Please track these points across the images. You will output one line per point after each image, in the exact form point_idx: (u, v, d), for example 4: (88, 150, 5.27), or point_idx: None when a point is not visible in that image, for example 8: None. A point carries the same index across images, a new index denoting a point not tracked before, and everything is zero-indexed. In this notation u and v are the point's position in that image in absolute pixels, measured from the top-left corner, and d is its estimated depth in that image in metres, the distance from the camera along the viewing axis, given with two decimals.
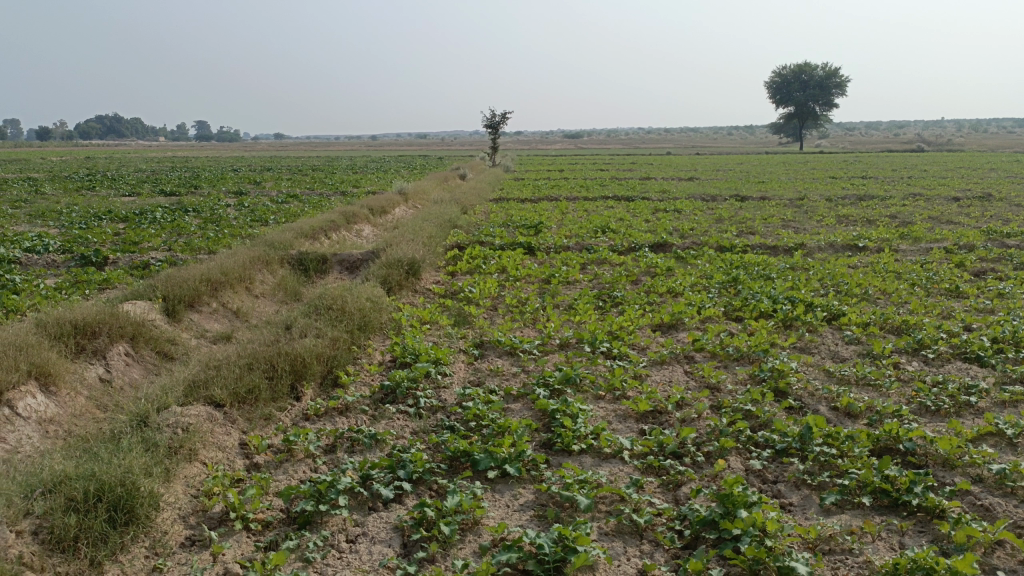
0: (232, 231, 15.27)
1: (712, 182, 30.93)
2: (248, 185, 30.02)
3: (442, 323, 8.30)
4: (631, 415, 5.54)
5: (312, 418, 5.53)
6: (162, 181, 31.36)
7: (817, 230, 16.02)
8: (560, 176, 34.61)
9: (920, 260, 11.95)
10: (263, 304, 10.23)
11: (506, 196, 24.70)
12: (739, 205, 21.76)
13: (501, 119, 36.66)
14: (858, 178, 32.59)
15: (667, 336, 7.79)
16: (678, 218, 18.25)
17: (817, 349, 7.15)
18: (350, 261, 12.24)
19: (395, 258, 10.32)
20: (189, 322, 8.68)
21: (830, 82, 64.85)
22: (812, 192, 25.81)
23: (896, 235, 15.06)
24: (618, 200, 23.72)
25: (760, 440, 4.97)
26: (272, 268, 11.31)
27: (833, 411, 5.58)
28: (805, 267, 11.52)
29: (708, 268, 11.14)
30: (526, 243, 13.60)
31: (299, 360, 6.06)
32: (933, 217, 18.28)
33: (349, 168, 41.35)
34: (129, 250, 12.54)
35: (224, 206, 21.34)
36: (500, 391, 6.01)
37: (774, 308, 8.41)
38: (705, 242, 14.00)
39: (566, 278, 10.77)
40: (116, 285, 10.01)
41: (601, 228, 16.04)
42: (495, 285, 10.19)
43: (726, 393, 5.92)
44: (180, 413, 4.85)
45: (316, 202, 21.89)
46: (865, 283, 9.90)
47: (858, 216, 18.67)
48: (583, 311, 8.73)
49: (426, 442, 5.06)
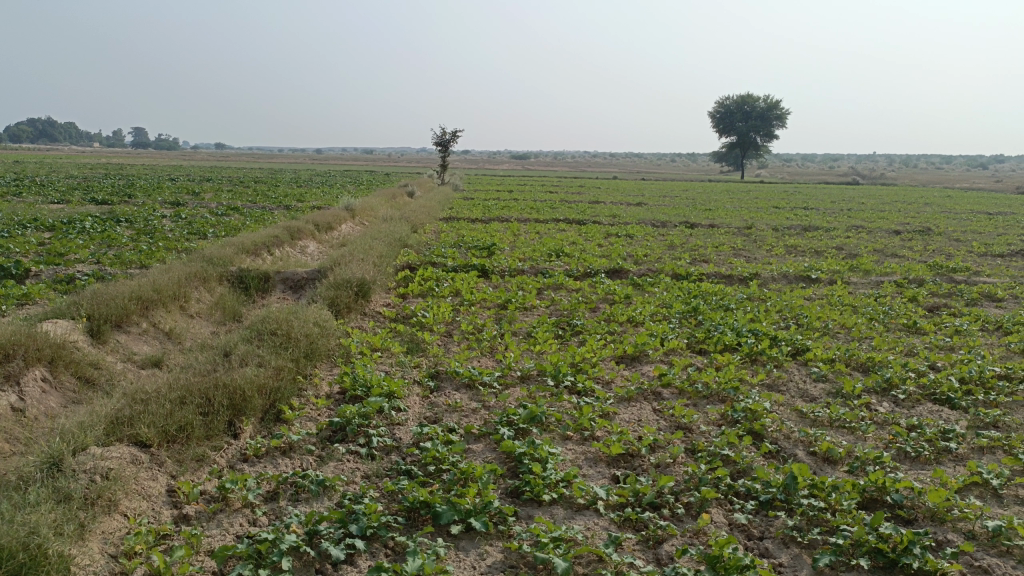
0: (168, 244, 14.46)
1: (660, 208, 31.12)
2: (187, 195, 28.92)
3: (394, 351, 7.81)
4: (602, 458, 5.15)
5: (251, 459, 4.98)
6: (94, 189, 29.98)
7: (768, 260, 16.04)
8: (509, 197, 34.37)
9: (873, 294, 11.95)
10: (198, 324, 9.55)
11: (456, 216, 24.30)
12: (689, 232, 21.81)
13: (451, 138, 36.34)
14: (801, 209, 33.23)
15: (631, 369, 7.46)
16: (631, 244, 18.12)
17: (786, 386, 6.91)
18: (294, 280, 11.62)
19: (343, 279, 9.77)
20: (116, 344, 7.99)
21: (772, 114, 66.52)
22: (759, 221, 26.11)
23: (845, 267, 15.15)
24: (568, 223, 23.54)
25: (742, 490, 4.65)
26: (209, 286, 10.62)
27: (813, 456, 5.31)
28: (762, 298, 11.40)
29: (667, 297, 10.90)
30: (479, 266, 13.19)
31: (238, 393, 5.51)
32: (877, 250, 18.59)
33: (293, 182, 40.40)
34: (54, 262, 11.66)
35: (159, 217, 20.35)
36: (460, 429, 5.57)
37: (738, 341, 8.17)
38: (660, 269, 13.82)
39: (523, 304, 10.39)
40: (36, 301, 9.21)
41: (555, 252, 15.75)
42: (449, 310, 9.74)
43: (700, 435, 5.59)
44: (98, 456, 4.25)
45: (259, 216, 21.08)
46: (825, 316, 9.79)
47: (806, 246, 18.86)
48: (542, 340, 8.34)
49: (381, 489, 4.58)
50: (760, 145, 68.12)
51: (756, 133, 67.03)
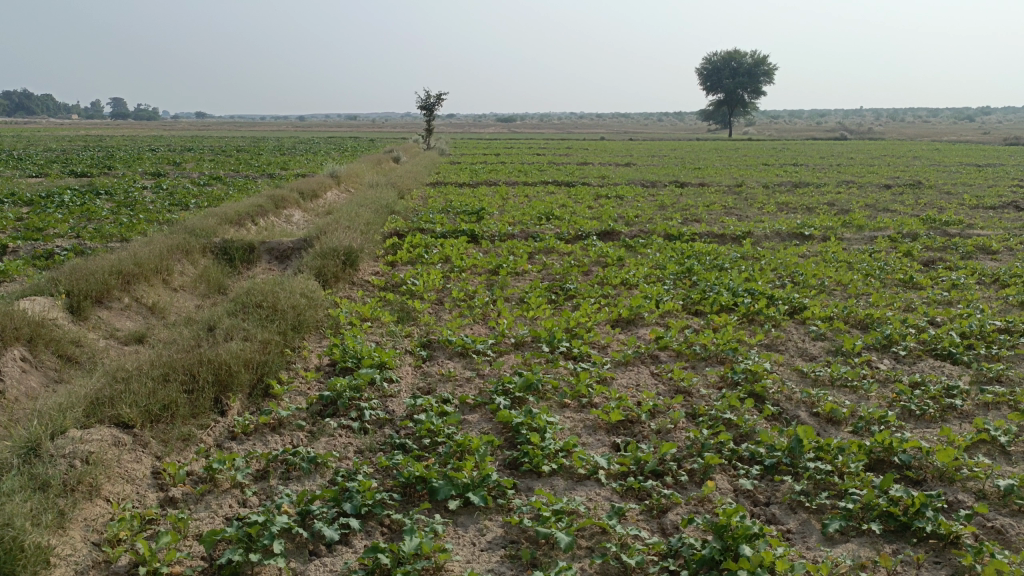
0: (150, 216, 14.14)
1: (649, 168, 30.84)
2: (169, 166, 28.39)
3: (384, 320, 7.62)
4: (600, 426, 5.02)
5: (239, 437, 4.81)
6: (73, 161, 29.37)
7: (760, 218, 15.88)
8: (496, 161, 33.97)
9: (868, 249, 11.83)
10: (183, 298, 9.31)
11: (443, 181, 23.97)
12: (679, 191, 21.59)
13: (435, 101, 35.75)
14: (790, 165, 33.04)
15: (627, 333, 7.31)
16: (621, 205, 17.91)
17: (785, 346, 6.79)
18: (280, 250, 11.37)
19: (330, 248, 9.53)
20: (97, 321, 7.76)
21: (759, 70, 65.85)
22: (749, 179, 25.92)
23: (839, 223, 15.01)
24: (557, 185, 23.26)
25: (746, 455, 4.54)
26: (193, 258, 10.37)
27: (816, 418, 5.21)
28: (756, 256, 11.25)
29: (660, 258, 10.74)
30: (468, 231, 12.96)
31: (223, 368, 5.32)
32: (869, 205, 18.46)
33: (277, 150, 39.74)
34: (32, 238, 11.36)
35: (140, 188, 19.95)
36: (454, 400, 5.42)
37: (734, 301, 8.03)
38: (653, 230, 13.63)
39: (514, 269, 10.21)
40: (14, 278, 8.95)
41: (545, 215, 15.52)
42: (438, 276, 9.54)
43: (700, 399, 5.47)
44: (77, 440, 4.07)
45: (243, 186, 20.71)
46: (821, 273, 9.65)
47: (797, 203, 18.69)
48: (535, 306, 8.17)
49: (374, 465, 4.43)
50: (748, 102, 67.55)
51: (743, 90, 66.41)
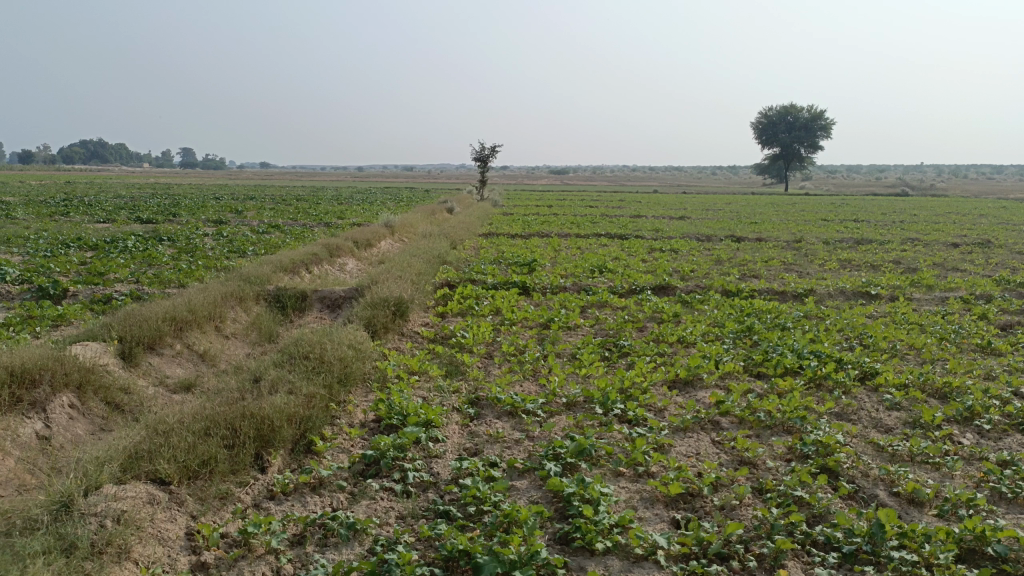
0: (208, 262, 14.37)
1: (703, 221, 30.47)
2: (229, 213, 29.14)
3: (432, 374, 7.42)
4: (658, 499, 4.68)
5: (278, 497, 4.61)
6: (139, 208, 30.38)
7: (822, 275, 15.35)
8: (549, 212, 34.02)
9: (940, 311, 11.24)
10: (233, 345, 9.30)
11: (496, 231, 24.01)
12: (735, 246, 21.14)
13: (490, 154, 36.17)
14: (851, 221, 32.27)
15: (685, 395, 6.95)
16: (676, 259, 17.58)
17: (856, 415, 6.35)
18: (332, 299, 11.35)
19: (380, 298, 9.43)
20: (148, 367, 7.75)
21: (816, 125, 65.20)
22: (808, 234, 25.32)
23: (906, 282, 14.40)
24: (611, 238, 23.04)
25: (820, 540, 4.14)
26: (246, 305, 10.40)
27: (896, 498, 4.78)
28: (820, 315, 10.78)
29: (718, 316, 10.36)
30: (519, 283, 12.79)
31: (266, 423, 5.15)
32: (937, 264, 17.73)
33: (334, 199, 40.57)
34: (92, 282, 11.58)
35: (200, 235, 20.42)
36: (502, 464, 5.14)
37: (800, 364, 7.61)
38: (710, 285, 13.26)
39: (566, 323, 9.95)
40: (71, 322, 9.06)
41: (598, 268, 15.28)
42: (489, 329, 9.34)
43: (766, 472, 5.08)
44: (111, 497, 3.91)
45: (299, 234, 21.04)
46: (891, 336, 9.15)
47: (860, 260, 18.07)
48: (588, 363, 7.88)
49: (417, 534, 4.17)
50: (805, 156, 66.75)
51: (800, 145, 65.71)
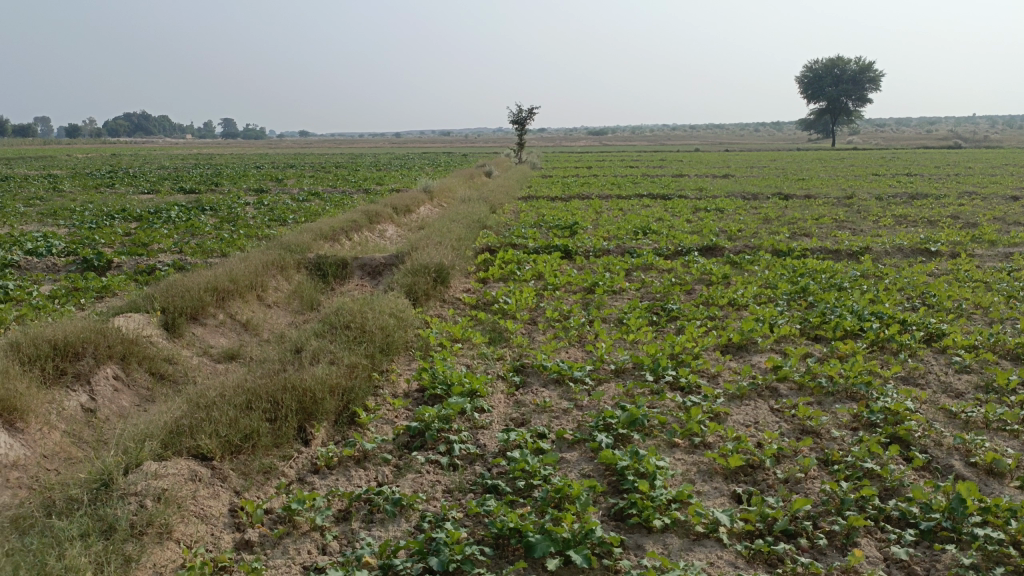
0: (248, 231, 14.36)
1: (749, 179, 29.70)
2: (269, 182, 29.22)
3: (475, 341, 7.24)
4: (718, 472, 4.44)
5: (322, 471, 4.48)
6: (181, 178, 30.71)
7: (876, 232, 14.75)
8: (589, 174, 33.47)
9: (1006, 267, 10.67)
10: (276, 314, 9.23)
11: (536, 194, 23.66)
12: (783, 204, 20.47)
13: (528, 116, 35.60)
14: (903, 175, 31.07)
15: (739, 360, 6.65)
16: (722, 218, 17.07)
17: (924, 380, 6.01)
18: (373, 266, 11.23)
19: (421, 264, 9.26)
20: (191, 338, 7.71)
21: (865, 76, 62.85)
22: (859, 189, 24.44)
23: (967, 237, 13.74)
24: (653, 198, 22.54)
25: (895, 515, 3.87)
26: (287, 274, 10.33)
27: (972, 468, 4.47)
28: (877, 274, 10.31)
29: (770, 276, 9.97)
30: (562, 246, 12.50)
31: (308, 395, 5.02)
32: (998, 217, 16.92)
33: (373, 165, 40.51)
34: (136, 252, 11.62)
35: (241, 204, 20.49)
36: (551, 435, 4.95)
37: (861, 327, 7.24)
38: (759, 245, 12.80)
39: (611, 287, 9.67)
40: (115, 293, 9.08)
41: (642, 229, 14.89)
42: (532, 294, 9.12)
43: (832, 442, 4.80)
44: (151, 475, 3.82)
45: (338, 201, 20.98)
46: (955, 295, 8.68)
47: (916, 216, 17.31)
48: (636, 328, 7.62)
49: (466, 511, 4.00)
50: (853, 110, 64.53)
51: (848, 98, 63.51)
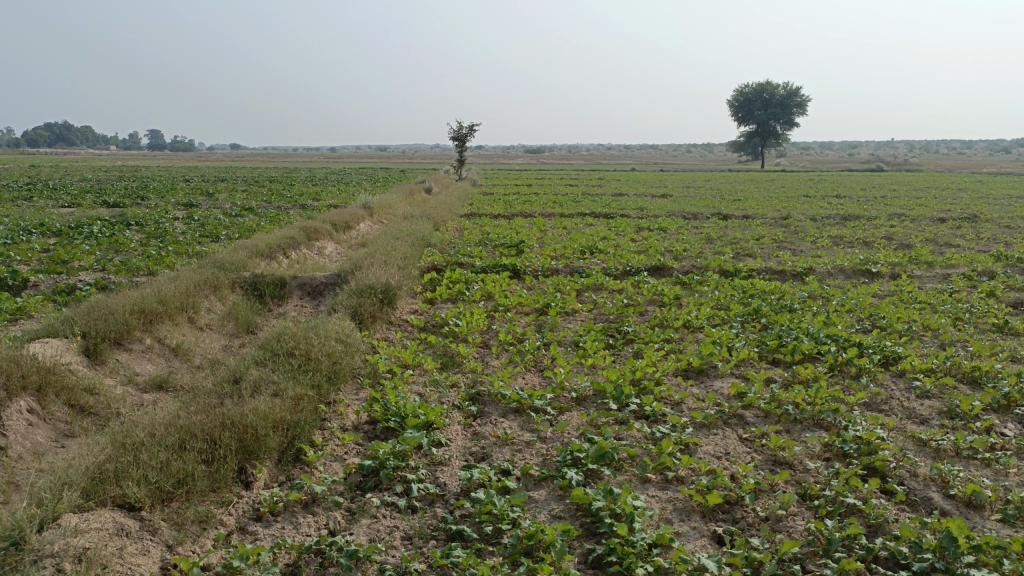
0: (178, 247, 13.66)
1: (687, 198, 30.14)
2: (200, 196, 28.17)
3: (426, 367, 6.87)
4: (695, 510, 4.19)
5: (266, 518, 4.05)
6: (105, 191, 29.44)
7: (817, 253, 14.98)
8: (529, 191, 33.46)
9: (945, 289, 10.88)
10: (209, 338, 8.65)
11: (478, 212, 23.41)
12: (723, 224, 20.71)
13: (468, 133, 35.46)
14: (834, 197, 32.03)
15: (702, 386, 6.47)
16: (666, 238, 17.12)
17: (888, 406, 5.93)
18: (312, 286, 10.74)
19: (366, 285, 8.84)
20: (115, 365, 7.11)
21: (792, 101, 64.94)
22: (793, 210, 25.00)
23: (904, 258, 14.04)
24: (596, 217, 22.55)
25: (883, 555, 3.69)
26: (220, 294, 9.75)
27: (951, 501, 4.34)
28: (825, 295, 10.36)
29: (721, 297, 9.90)
30: (510, 265, 12.23)
31: (249, 432, 4.57)
32: (929, 239, 17.44)
33: (308, 180, 39.63)
34: (55, 271, 10.83)
35: (171, 219, 19.61)
36: (515, 471, 4.62)
37: (819, 350, 7.16)
38: (706, 265, 12.80)
39: (563, 308, 9.44)
40: (30, 316, 8.37)
41: (588, 249, 14.75)
42: (483, 316, 8.79)
43: (808, 475, 4.62)
44: (70, 531, 3.34)
45: (274, 216, 20.29)
46: (904, 317, 8.74)
47: (852, 237, 17.70)
48: (593, 353, 7.37)
49: (429, 562, 3.64)
50: (782, 133, 66.61)
51: (777, 122, 65.53)
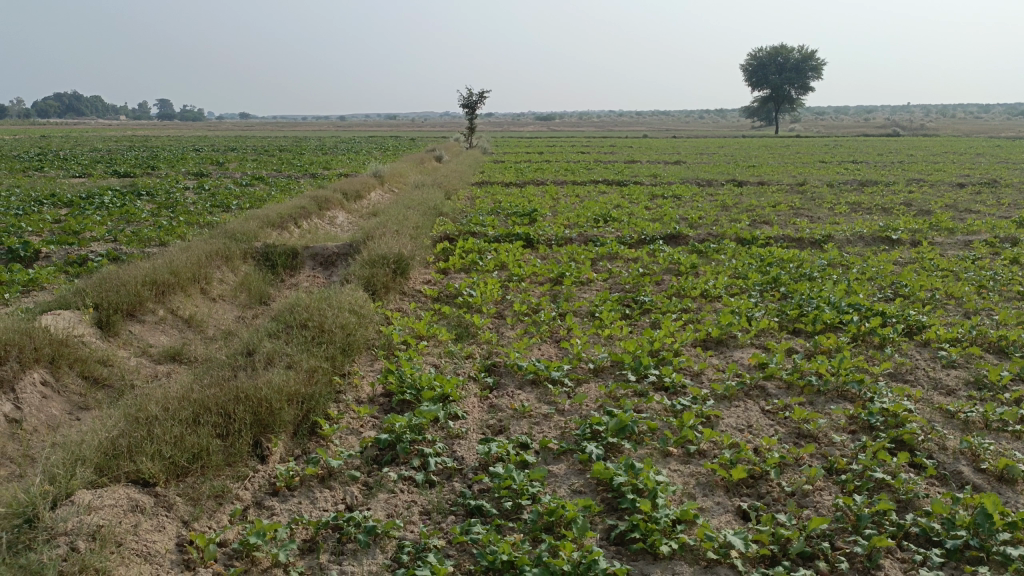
0: (189, 218, 13.58)
1: (700, 165, 29.76)
2: (210, 166, 28.04)
3: (441, 339, 6.78)
4: (718, 484, 4.10)
5: (283, 493, 3.98)
6: (115, 161, 29.32)
7: (834, 219, 14.74)
8: (541, 159, 33.12)
9: (968, 256, 10.67)
10: (222, 309, 8.59)
11: (489, 180, 23.19)
12: (738, 191, 20.44)
13: (478, 100, 35.08)
14: (850, 162, 31.55)
15: (722, 356, 6.36)
16: (680, 205, 16.89)
17: (913, 377, 5.81)
18: (325, 256, 10.64)
19: (379, 255, 8.73)
20: (129, 337, 7.06)
21: (807, 65, 63.78)
22: (809, 177, 24.64)
23: (924, 225, 13.79)
24: (608, 185, 22.29)
25: (914, 531, 3.59)
26: (232, 265, 9.68)
27: (982, 475, 4.24)
28: (844, 263, 10.18)
29: (739, 266, 9.75)
30: (523, 234, 12.09)
31: (264, 405, 4.48)
32: (949, 205, 17.14)
33: (318, 149, 39.43)
34: (66, 242, 10.78)
35: (182, 189, 19.51)
36: (534, 445, 4.54)
37: (841, 319, 7.02)
38: (723, 233, 12.61)
39: (578, 278, 9.32)
40: (43, 288, 8.33)
41: (601, 217, 14.57)
42: (497, 287, 8.69)
43: (833, 449, 4.51)
44: (84, 509, 3.28)
45: (284, 186, 20.16)
46: (927, 285, 8.56)
47: (870, 203, 17.41)
48: (610, 323, 7.26)
49: (449, 539, 3.57)
50: (796, 98, 65.59)
51: (791, 86, 64.49)
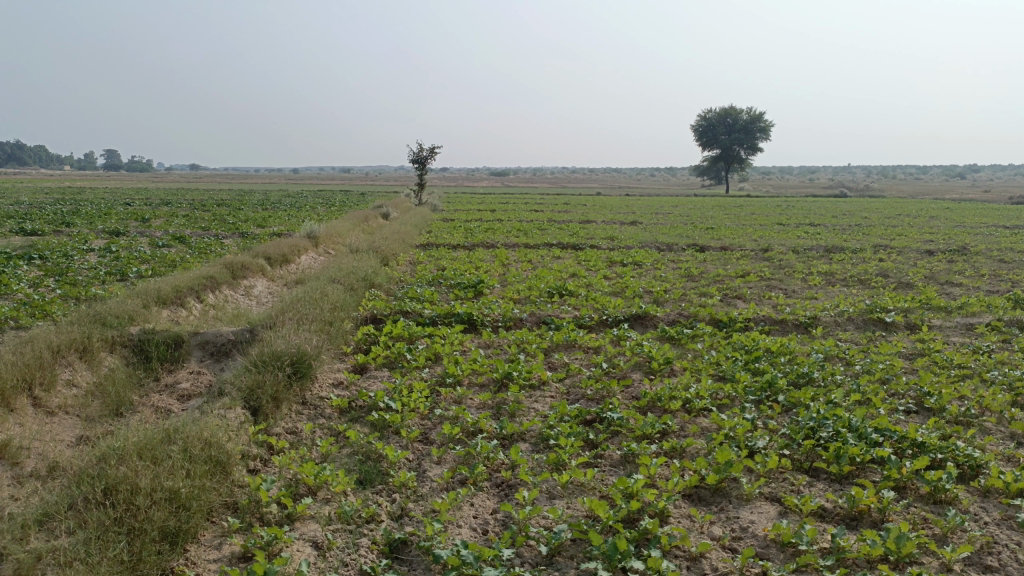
0: (67, 291, 11.38)
1: (657, 227, 28.60)
2: (132, 222, 25.65)
3: (335, 490, 4.83)
4: None
5: None
6: (29, 217, 26.77)
7: (813, 295, 13.29)
8: (492, 219, 31.61)
9: (979, 345, 9.19)
10: (60, 428, 6.49)
11: (436, 242, 21.47)
12: (701, 258, 19.05)
13: (428, 155, 33.55)
14: (808, 225, 30.79)
15: (725, 519, 4.58)
16: (642, 275, 15.33)
17: (1002, 564, 4.09)
18: (217, 345, 8.62)
19: (271, 355, 6.79)
20: None
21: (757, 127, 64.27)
22: (772, 241, 23.56)
23: (912, 301, 12.41)
24: (563, 248, 20.74)
25: None
26: (90, 360, 7.59)
27: None
28: (843, 355, 8.59)
29: (722, 362, 8.04)
30: (464, 315, 10.27)
31: None
32: (926, 277, 15.92)
33: (258, 204, 37.30)
34: None
35: (85, 251, 17.24)
36: None
37: (874, 457, 5.29)
38: (695, 311, 10.98)
39: (528, 378, 7.50)
40: None
41: (556, 290, 12.84)
42: (424, 394, 6.80)
43: None
44: None
45: (204, 247, 18.05)
46: (956, 393, 6.94)
47: (843, 273, 16.13)
48: (569, 458, 5.43)
49: None
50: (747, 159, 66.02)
51: (742, 147, 64.90)
